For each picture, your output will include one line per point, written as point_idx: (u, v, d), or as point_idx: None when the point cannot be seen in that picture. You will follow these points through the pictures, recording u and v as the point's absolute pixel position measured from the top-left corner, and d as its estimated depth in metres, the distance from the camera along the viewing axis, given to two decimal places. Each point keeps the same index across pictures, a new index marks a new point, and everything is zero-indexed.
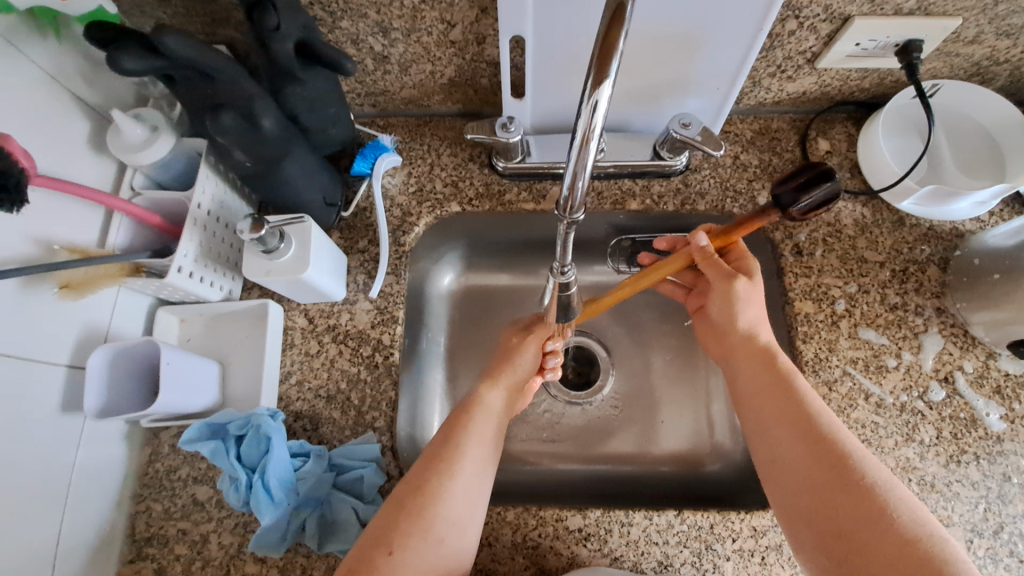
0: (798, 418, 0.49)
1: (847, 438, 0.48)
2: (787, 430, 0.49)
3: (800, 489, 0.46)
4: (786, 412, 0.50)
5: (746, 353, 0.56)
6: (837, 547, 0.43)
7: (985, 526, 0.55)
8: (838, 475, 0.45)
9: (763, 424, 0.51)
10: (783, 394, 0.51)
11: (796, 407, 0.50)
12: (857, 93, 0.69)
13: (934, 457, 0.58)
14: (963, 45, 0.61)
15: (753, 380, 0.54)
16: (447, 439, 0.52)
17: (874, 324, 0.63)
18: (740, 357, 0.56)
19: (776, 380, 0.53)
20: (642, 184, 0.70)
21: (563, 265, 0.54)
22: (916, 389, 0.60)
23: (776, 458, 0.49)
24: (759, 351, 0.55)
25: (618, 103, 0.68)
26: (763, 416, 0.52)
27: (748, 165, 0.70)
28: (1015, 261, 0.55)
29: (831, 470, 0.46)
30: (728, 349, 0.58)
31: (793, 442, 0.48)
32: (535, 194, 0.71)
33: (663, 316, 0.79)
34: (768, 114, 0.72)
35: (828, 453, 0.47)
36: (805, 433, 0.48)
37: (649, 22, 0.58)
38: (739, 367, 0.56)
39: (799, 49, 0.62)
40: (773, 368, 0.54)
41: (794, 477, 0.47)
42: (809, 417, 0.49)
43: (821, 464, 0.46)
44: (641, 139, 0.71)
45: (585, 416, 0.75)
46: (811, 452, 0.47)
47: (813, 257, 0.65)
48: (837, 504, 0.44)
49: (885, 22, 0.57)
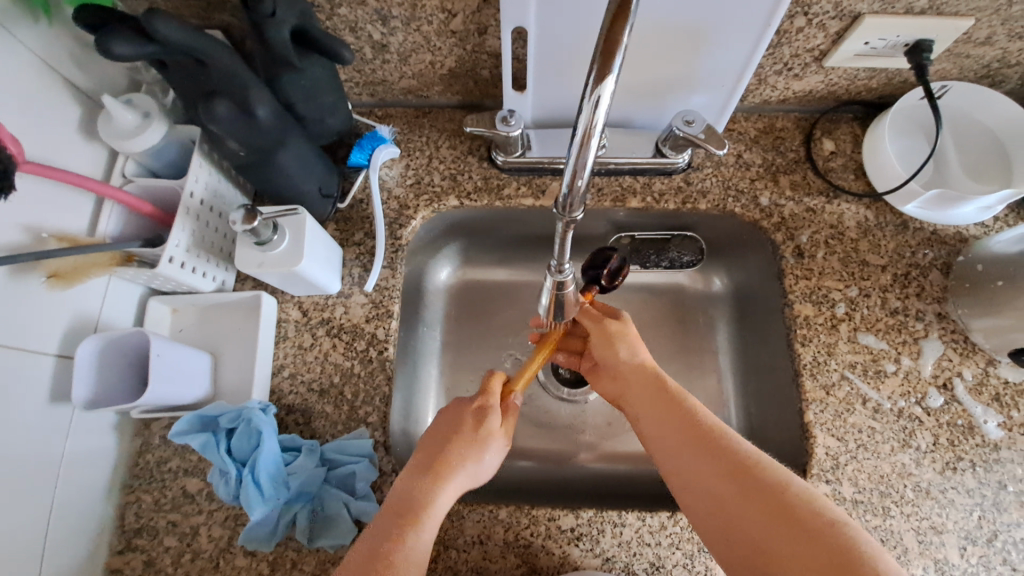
0: (689, 431, 0.50)
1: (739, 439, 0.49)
2: (688, 451, 0.49)
3: (717, 513, 0.46)
4: (689, 437, 0.50)
5: (638, 384, 0.56)
6: (759, 565, 0.42)
7: (979, 534, 0.55)
8: (744, 492, 0.45)
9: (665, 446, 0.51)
10: (679, 413, 0.52)
11: (690, 421, 0.51)
12: (864, 93, 0.68)
13: (929, 464, 0.57)
14: (974, 46, 0.60)
15: (653, 408, 0.53)
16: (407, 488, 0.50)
17: (873, 329, 0.62)
18: (636, 387, 0.56)
19: (666, 400, 0.53)
20: (644, 181, 0.69)
21: (561, 265, 0.55)
22: (914, 395, 0.60)
23: (688, 486, 0.48)
24: (652, 378, 0.55)
25: (621, 99, 0.67)
26: (672, 448, 0.50)
27: (751, 165, 0.69)
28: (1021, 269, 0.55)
29: (763, 511, 0.44)
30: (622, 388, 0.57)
31: (697, 463, 0.48)
32: (535, 189, 0.70)
33: (661, 315, 0.78)
34: (773, 112, 0.71)
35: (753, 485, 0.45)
36: (704, 444, 0.49)
37: (654, 17, 0.56)
38: (636, 398, 0.55)
39: (807, 47, 0.61)
40: (663, 388, 0.54)
41: (708, 503, 0.46)
42: (704, 429, 0.50)
43: (728, 482, 0.46)
44: (644, 136, 0.69)
45: (580, 414, 0.75)
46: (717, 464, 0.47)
47: (815, 258, 0.65)
48: (746, 521, 0.44)
49: (896, 20, 0.56)
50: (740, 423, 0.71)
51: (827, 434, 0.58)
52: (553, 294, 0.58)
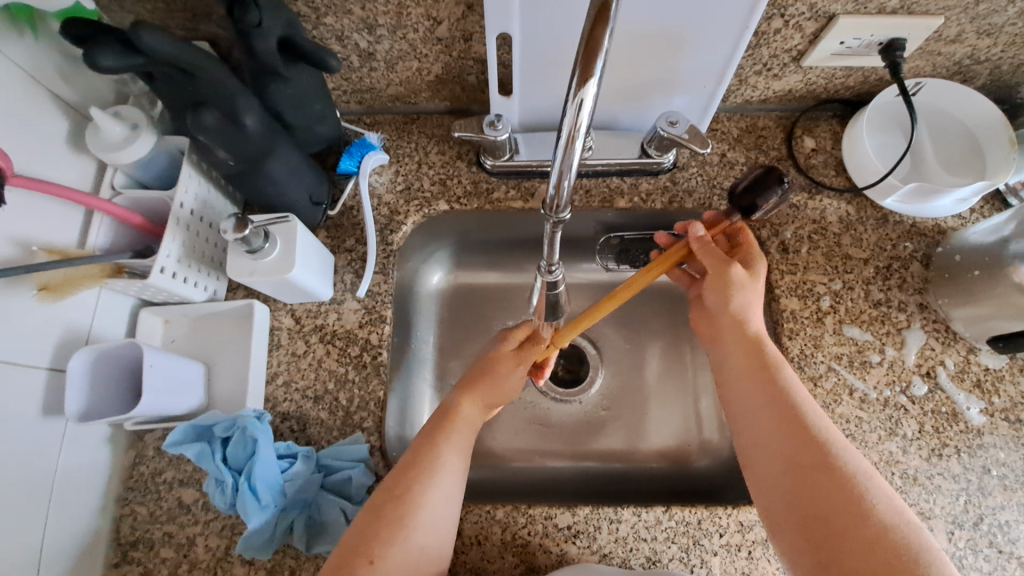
0: (777, 399, 0.50)
1: (827, 425, 0.48)
2: (770, 418, 0.49)
3: (781, 476, 0.47)
4: (775, 406, 0.50)
5: (732, 337, 0.55)
6: (815, 540, 0.43)
7: (965, 518, 0.56)
8: (821, 467, 0.45)
9: (749, 409, 0.51)
10: (768, 379, 0.52)
11: (779, 391, 0.51)
12: (842, 91, 0.70)
13: (916, 451, 0.59)
14: (945, 43, 0.62)
15: (742, 370, 0.53)
16: (405, 470, 0.51)
17: (858, 321, 0.63)
18: (729, 341, 0.55)
19: (758, 365, 0.53)
20: (631, 182, 0.71)
21: (551, 264, 0.56)
22: (899, 384, 0.61)
23: (762, 446, 0.49)
24: (749, 337, 0.55)
25: (606, 101, 0.68)
26: (756, 411, 0.51)
27: (735, 163, 0.70)
28: (996, 258, 0.56)
29: (831, 494, 0.44)
30: (718, 333, 0.57)
31: (777, 428, 0.49)
32: (523, 192, 0.71)
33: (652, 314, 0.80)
34: (755, 112, 0.73)
35: (826, 468, 0.45)
36: (788, 416, 0.49)
37: (635, 21, 0.57)
38: (728, 352, 0.55)
39: (785, 47, 0.62)
40: (760, 353, 0.54)
41: (777, 468, 0.47)
42: (793, 403, 0.50)
43: (802, 457, 0.46)
44: (629, 137, 0.71)
45: (574, 414, 0.76)
46: (798, 439, 0.47)
47: (799, 253, 0.66)
48: (810, 489, 0.45)
49: (868, 20, 0.58)
50: None
51: None
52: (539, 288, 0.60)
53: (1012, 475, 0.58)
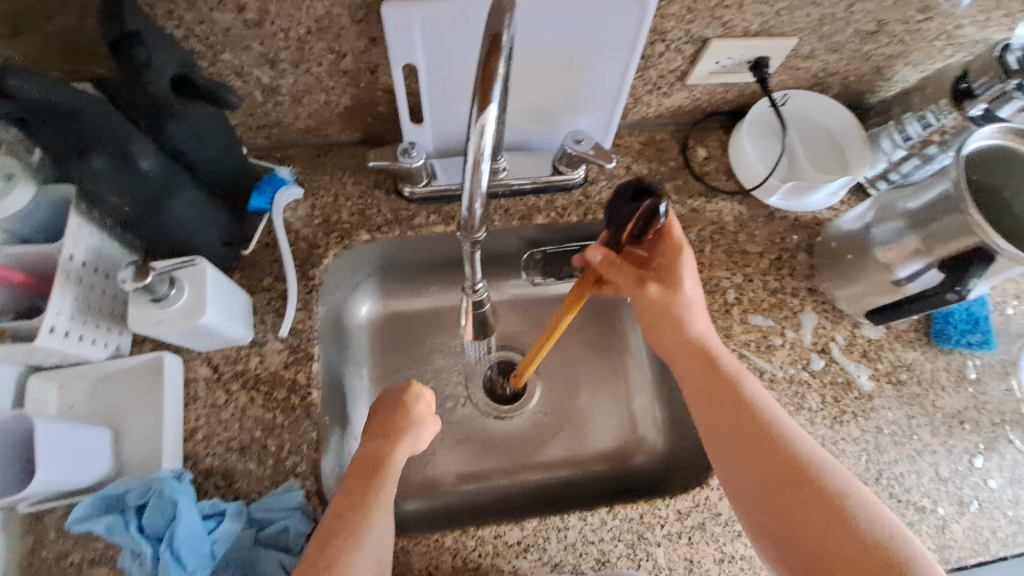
0: (742, 418, 0.53)
1: (791, 433, 0.51)
2: (737, 440, 0.52)
3: (759, 496, 0.49)
4: (741, 425, 0.52)
5: (687, 356, 0.58)
6: (808, 558, 0.45)
7: (868, 475, 0.63)
8: (792, 482, 0.48)
9: (718, 431, 0.54)
10: (730, 400, 0.54)
11: (743, 408, 0.53)
12: (724, 105, 0.77)
13: (821, 421, 0.65)
14: (801, 59, 0.70)
15: (704, 392, 0.56)
16: (330, 539, 0.48)
17: (760, 309, 0.70)
18: (687, 365, 0.58)
19: (717, 385, 0.55)
20: (546, 199, 0.74)
21: (475, 284, 0.57)
22: (801, 361, 0.68)
23: (734, 466, 0.51)
24: (700, 351, 0.58)
25: (514, 122, 0.71)
26: (723, 430, 0.53)
27: (639, 175, 0.76)
28: (863, 243, 0.64)
29: (810, 513, 0.47)
30: (672, 355, 0.60)
31: (745, 450, 0.51)
32: (444, 216, 0.72)
33: (580, 323, 0.84)
34: (652, 127, 0.79)
35: (797, 485, 0.48)
36: (755, 436, 0.51)
37: (533, 45, 0.61)
38: (688, 375, 0.58)
39: (670, 68, 0.68)
40: (719, 370, 0.56)
41: (755, 492, 0.50)
42: (756, 418, 0.52)
43: (775, 476, 0.49)
44: (540, 157, 0.74)
45: (515, 430, 0.77)
46: (768, 459, 0.50)
47: (703, 253, 0.72)
48: (791, 509, 0.47)
49: (736, 42, 0.64)
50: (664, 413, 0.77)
51: None
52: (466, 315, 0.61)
53: (900, 431, 0.65)
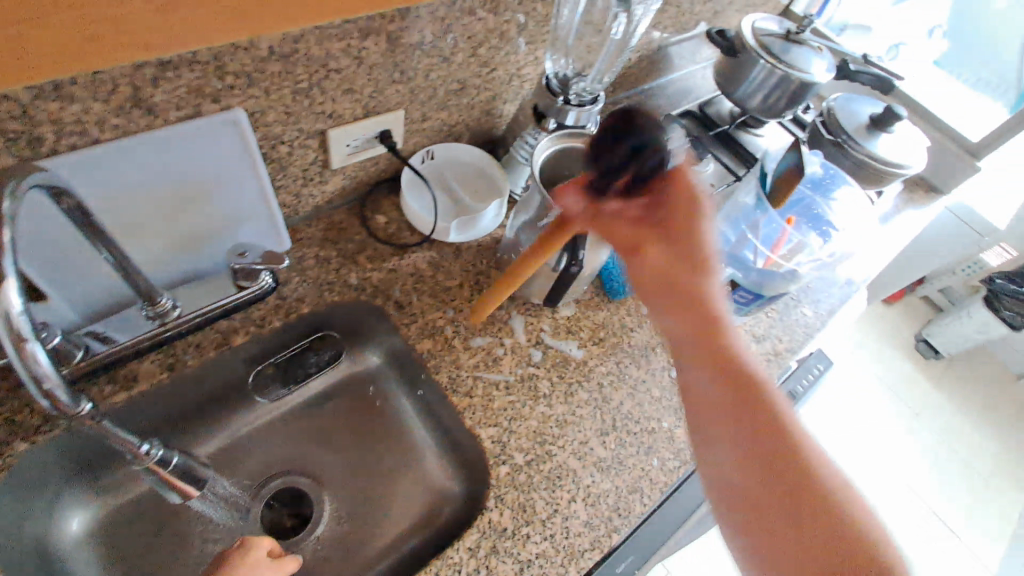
0: (738, 415, 0.52)
1: (785, 411, 0.52)
2: (738, 444, 0.51)
3: (777, 505, 0.49)
4: (749, 425, 0.51)
5: (688, 343, 0.55)
6: (817, 555, 0.47)
7: (607, 425, 0.75)
8: (787, 485, 0.49)
9: (721, 441, 0.52)
10: (754, 403, 0.52)
11: (773, 418, 0.51)
12: (384, 173, 0.85)
13: (557, 400, 0.75)
14: (420, 122, 0.81)
15: (722, 399, 0.52)
16: None
17: (477, 331, 0.78)
18: (687, 342, 0.55)
19: (744, 382, 0.52)
20: (240, 316, 0.71)
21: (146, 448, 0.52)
22: (524, 360, 0.77)
23: (728, 477, 0.51)
24: (702, 338, 0.54)
25: (165, 257, 0.67)
26: (721, 421, 0.52)
27: (330, 259, 0.78)
28: (516, 247, 0.76)
29: (799, 512, 0.48)
30: (674, 341, 0.56)
31: (745, 454, 0.51)
32: (123, 382, 0.64)
33: (343, 412, 0.83)
34: (328, 210, 0.83)
35: (795, 495, 0.49)
36: (756, 417, 0.51)
37: (135, 186, 0.58)
38: (692, 368, 0.54)
39: (308, 161, 0.72)
40: (716, 352, 0.53)
41: (770, 497, 0.49)
42: (754, 385, 0.52)
43: (768, 481, 0.49)
44: (216, 280, 0.71)
45: (312, 555, 0.73)
46: (777, 469, 0.50)
47: (412, 303, 0.78)
48: (780, 516, 0.48)
49: (352, 126, 0.71)
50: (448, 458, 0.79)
51: (486, 426, 0.71)
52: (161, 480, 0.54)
53: (614, 377, 0.79)
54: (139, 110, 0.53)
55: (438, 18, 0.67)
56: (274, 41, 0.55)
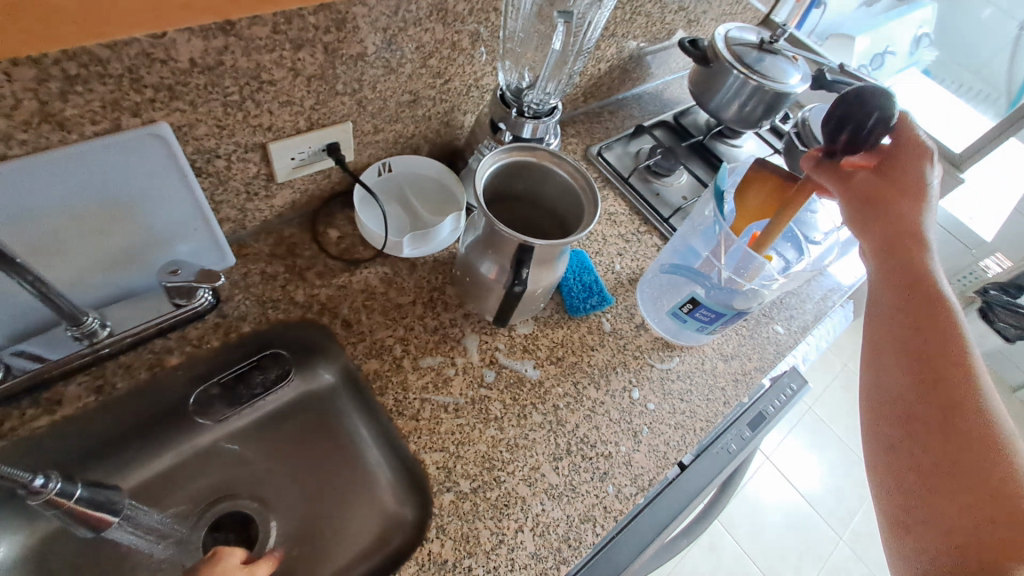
0: (927, 346, 0.54)
1: (978, 390, 0.52)
2: (913, 359, 0.55)
3: (925, 419, 0.53)
4: (929, 349, 0.54)
5: (886, 274, 0.59)
6: (920, 504, 0.52)
7: (561, 450, 0.70)
8: (946, 420, 0.52)
9: (902, 360, 0.55)
10: (927, 334, 0.55)
11: (941, 349, 0.54)
12: (337, 187, 0.83)
13: (509, 423, 0.71)
14: (372, 135, 0.79)
15: (897, 322, 0.57)
16: None
17: (427, 350, 0.75)
18: (878, 295, 0.60)
19: (909, 317, 0.56)
20: (176, 335, 0.69)
21: (43, 481, 0.51)
22: (476, 380, 0.74)
23: (886, 391, 0.56)
24: (902, 276, 0.58)
25: (96, 276, 0.65)
26: (904, 349, 0.56)
27: (276, 276, 0.76)
28: (465, 266, 0.74)
29: (950, 448, 0.51)
30: (886, 265, 0.60)
31: (910, 378, 0.55)
32: (46, 404, 0.61)
33: (291, 434, 0.79)
34: (278, 226, 0.81)
35: (955, 415, 0.51)
36: (927, 369, 0.54)
37: (56, 207, 0.56)
38: (884, 294, 0.59)
39: (250, 175, 0.70)
40: (909, 309, 0.57)
41: (902, 412, 0.54)
42: (938, 349, 0.54)
43: (939, 406, 0.52)
44: (152, 298, 0.69)
45: None
46: (948, 396, 0.52)
47: (361, 322, 0.75)
48: (942, 442, 0.51)
49: (294, 139, 0.70)
50: (399, 481, 0.76)
51: (431, 451, 0.67)
52: (65, 513, 0.53)
53: (573, 399, 0.75)
54: (49, 125, 0.51)
55: (379, 28, 0.65)
56: (196, 52, 0.53)
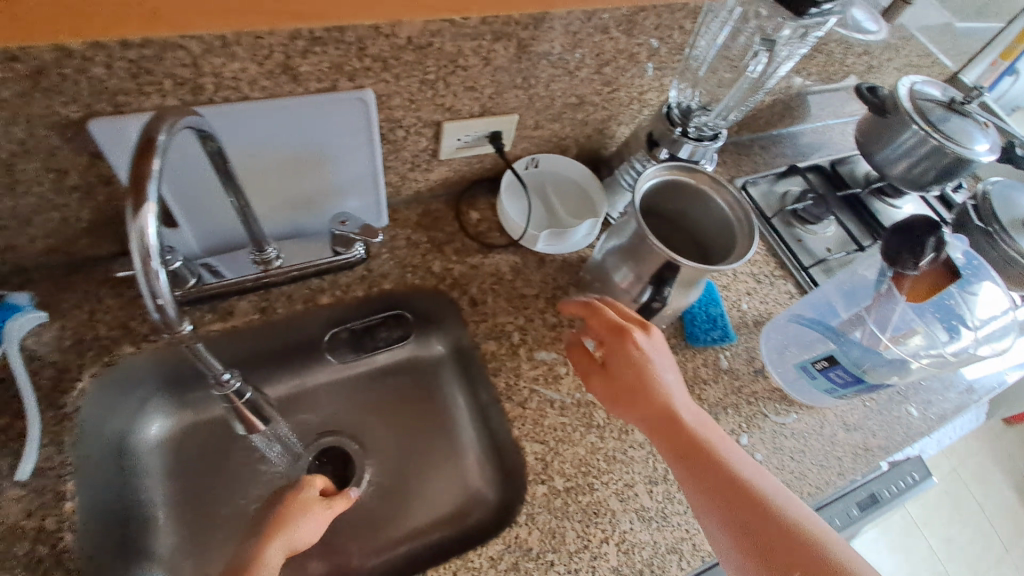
0: (710, 464, 0.58)
1: (760, 489, 0.56)
2: (720, 475, 0.57)
3: (730, 525, 0.54)
4: (716, 465, 0.58)
5: (658, 413, 0.61)
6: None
7: (658, 475, 0.69)
8: (755, 511, 0.54)
9: (701, 468, 0.58)
10: (705, 448, 0.59)
11: (718, 459, 0.58)
12: (486, 172, 0.87)
13: (610, 434, 0.71)
14: (532, 129, 0.82)
15: (687, 442, 0.59)
16: None
17: (543, 344, 0.76)
18: (672, 427, 0.60)
19: (693, 440, 0.59)
20: (330, 279, 0.76)
21: (224, 377, 0.55)
22: (585, 385, 0.74)
23: (703, 502, 0.57)
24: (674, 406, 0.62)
25: (280, 212, 0.73)
26: (704, 465, 0.58)
27: (419, 243, 0.81)
28: (598, 274, 0.75)
29: (770, 524, 0.53)
30: (657, 414, 0.61)
31: (723, 484, 0.56)
32: (221, 312, 0.71)
33: (398, 391, 0.85)
34: (428, 198, 0.86)
35: (762, 505, 0.55)
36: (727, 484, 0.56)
37: (271, 147, 0.64)
38: (659, 431, 0.61)
39: (420, 148, 0.76)
40: (684, 422, 0.60)
41: (729, 523, 0.54)
42: (718, 457, 0.58)
43: (751, 505, 0.55)
44: (317, 241, 0.77)
45: (344, 519, 0.75)
46: (750, 497, 0.55)
47: (487, 303, 0.78)
48: (761, 530, 0.53)
49: (466, 122, 0.74)
50: (488, 461, 0.78)
51: (532, 442, 0.69)
52: (234, 410, 0.58)
53: None
54: (286, 77, 0.58)
55: (570, 32, 0.67)
56: (415, 32, 0.59)
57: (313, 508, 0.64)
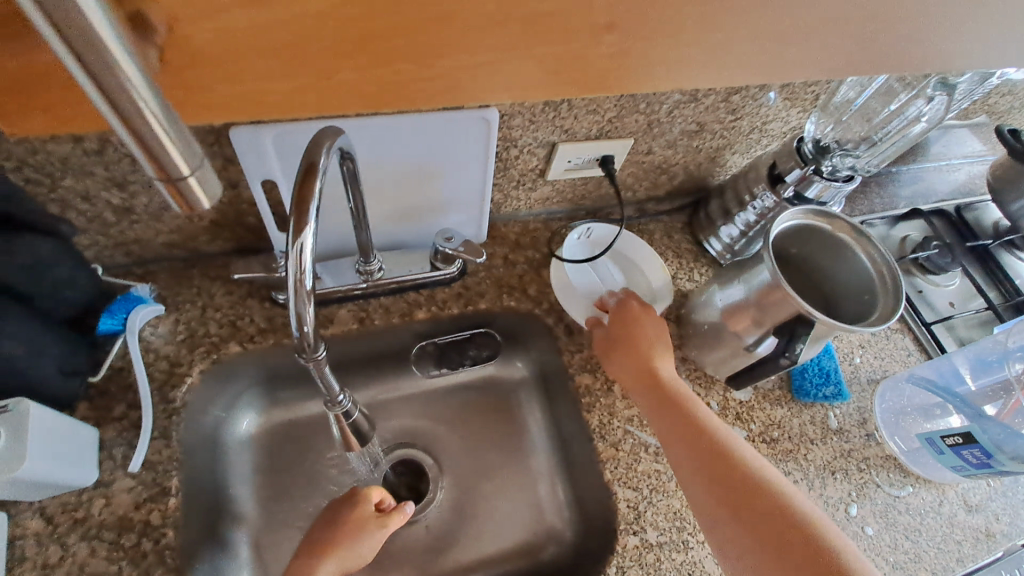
0: (705, 457, 0.58)
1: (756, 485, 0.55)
2: (714, 472, 0.57)
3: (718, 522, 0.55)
4: (710, 460, 0.58)
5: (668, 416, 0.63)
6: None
7: None
8: (743, 507, 0.54)
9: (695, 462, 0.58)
10: (703, 444, 0.59)
11: (712, 453, 0.58)
12: (587, 195, 0.83)
13: None
14: (643, 155, 0.78)
15: (686, 440, 0.60)
16: None
17: None
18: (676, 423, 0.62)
19: (691, 436, 0.60)
20: (427, 294, 0.75)
21: (336, 396, 0.54)
22: None
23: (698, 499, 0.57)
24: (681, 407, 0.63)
25: (387, 224, 0.73)
26: (700, 462, 0.58)
27: (516, 264, 0.79)
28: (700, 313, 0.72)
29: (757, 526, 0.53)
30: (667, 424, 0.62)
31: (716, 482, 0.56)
32: (321, 319, 0.71)
33: (478, 411, 0.83)
34: (526, 217, 0.84)
35: (751, 503, 0.54)
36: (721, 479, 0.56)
37: (390, 162, 0.64)
38: (667, 426, 0.62)
39: (529, 168, 0.74)
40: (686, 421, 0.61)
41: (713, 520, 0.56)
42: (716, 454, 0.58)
43: (738, 504, 0.55)
44: (417, 254, 0.76)
45: (419, 537, 0.74)
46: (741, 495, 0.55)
47: (582, 333, 0.75)
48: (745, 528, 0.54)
49: (582, 144, 0.71)
50: (569, 497, 0.75)
51: (625, 487, 0.66)
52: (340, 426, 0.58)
53: None
54: None
55: None
56: None
57: (368, 527, 0.61)
